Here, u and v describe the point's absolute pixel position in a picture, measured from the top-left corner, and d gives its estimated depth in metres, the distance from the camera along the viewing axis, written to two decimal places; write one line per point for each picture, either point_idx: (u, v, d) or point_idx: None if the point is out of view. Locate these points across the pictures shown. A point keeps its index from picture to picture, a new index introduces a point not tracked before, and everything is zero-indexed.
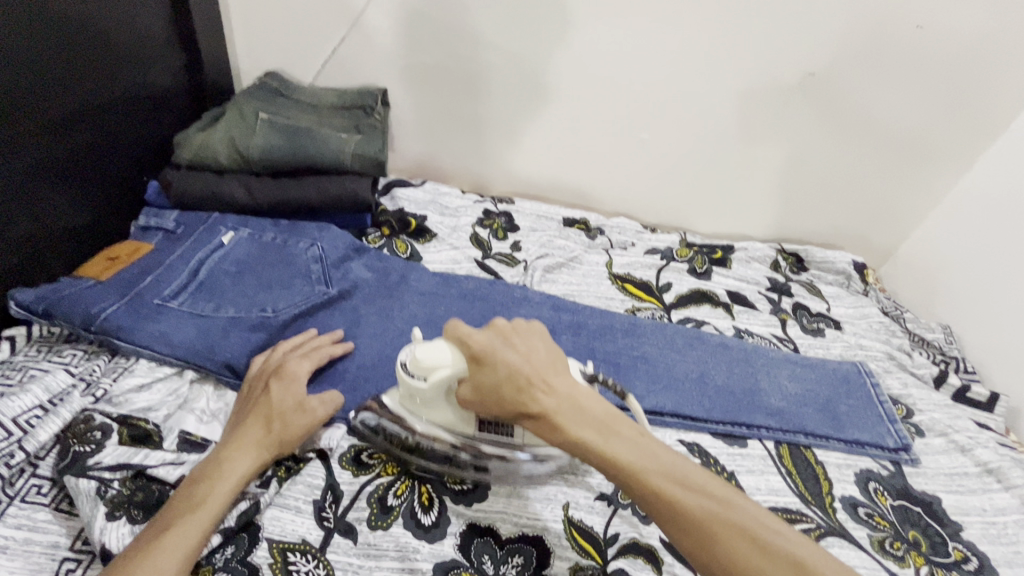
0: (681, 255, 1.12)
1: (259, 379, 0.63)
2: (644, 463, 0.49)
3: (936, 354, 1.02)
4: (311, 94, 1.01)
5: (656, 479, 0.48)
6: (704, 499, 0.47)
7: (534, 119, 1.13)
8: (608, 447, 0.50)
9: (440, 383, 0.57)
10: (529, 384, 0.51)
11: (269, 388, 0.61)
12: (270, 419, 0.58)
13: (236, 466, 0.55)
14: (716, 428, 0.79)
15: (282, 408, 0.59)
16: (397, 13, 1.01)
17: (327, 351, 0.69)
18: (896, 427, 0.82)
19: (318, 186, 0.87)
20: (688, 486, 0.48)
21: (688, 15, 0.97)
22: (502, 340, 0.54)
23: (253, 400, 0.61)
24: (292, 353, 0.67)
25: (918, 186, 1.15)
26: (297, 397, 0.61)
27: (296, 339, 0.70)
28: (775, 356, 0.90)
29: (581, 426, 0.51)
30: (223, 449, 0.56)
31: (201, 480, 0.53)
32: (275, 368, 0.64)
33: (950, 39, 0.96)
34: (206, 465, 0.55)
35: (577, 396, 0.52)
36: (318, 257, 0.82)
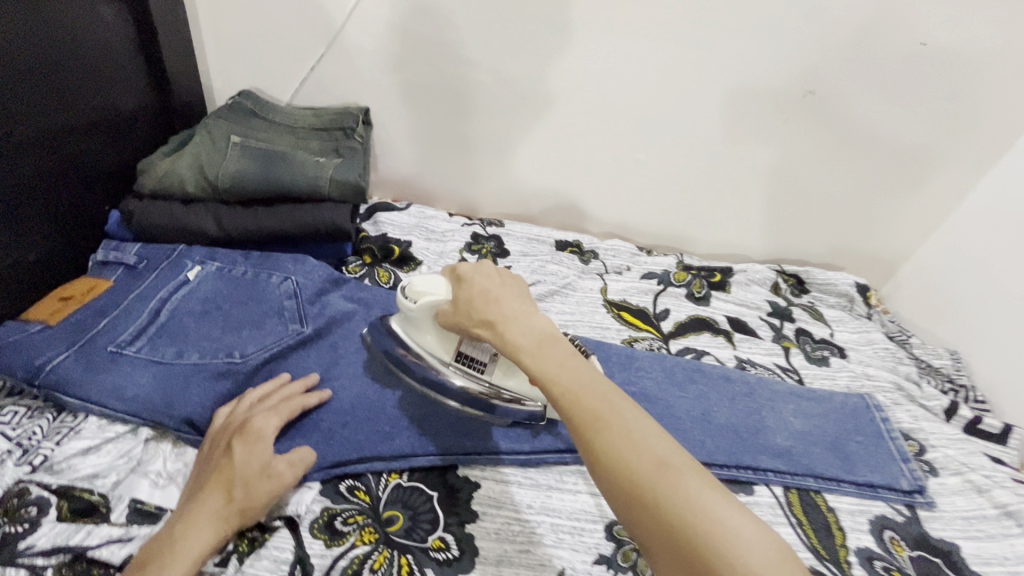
0: (678, 279, 1.07)
1: (221, 436, 0.58)
2: (574, 377, 0.46)
3: (945, 382, 0.97)
4: (287, 114, 0.96)
5: (574, 390, 0.45)
6: (622, 419, 0.42)
7: (523, 138, 1.09)
8: (544, 357, 0.48)
9: (427, 307, 0.63)
10: (495, 300, 0.55)
11: (230, 449, 0.56)
12: (231, 486, 0.53)
13: (190, 540, 0.49)
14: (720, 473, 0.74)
15: (245, 472, 0.54)
16: (378, 28, 0.96)
17: (299, 402, 0.63)
18: (909, 467, 0.77)
19: (293, 215, 0.82)
20: (607, 401, 0.43)
21: (683, 31, 0.93)
22: (481, 268, 0.59)
23: (212, 462, 0.55)
24: (259, 406, 0.61)
25: (921, 205, 1.12)
26: (262, 459, 0.55)
27: (264, 387, 0.64)
28: (779, 390, 0.86)
29: (517, 333, 0.50)
30: (175, 524, 0.50)
31: (148, 562, 0.48)
32: (239, 423, 0.58)
33: (954, 55, 0.93)
34: (156, 543, 0.49)
35: (534, 315, 0.52)
36: (293, 292, 0.76)
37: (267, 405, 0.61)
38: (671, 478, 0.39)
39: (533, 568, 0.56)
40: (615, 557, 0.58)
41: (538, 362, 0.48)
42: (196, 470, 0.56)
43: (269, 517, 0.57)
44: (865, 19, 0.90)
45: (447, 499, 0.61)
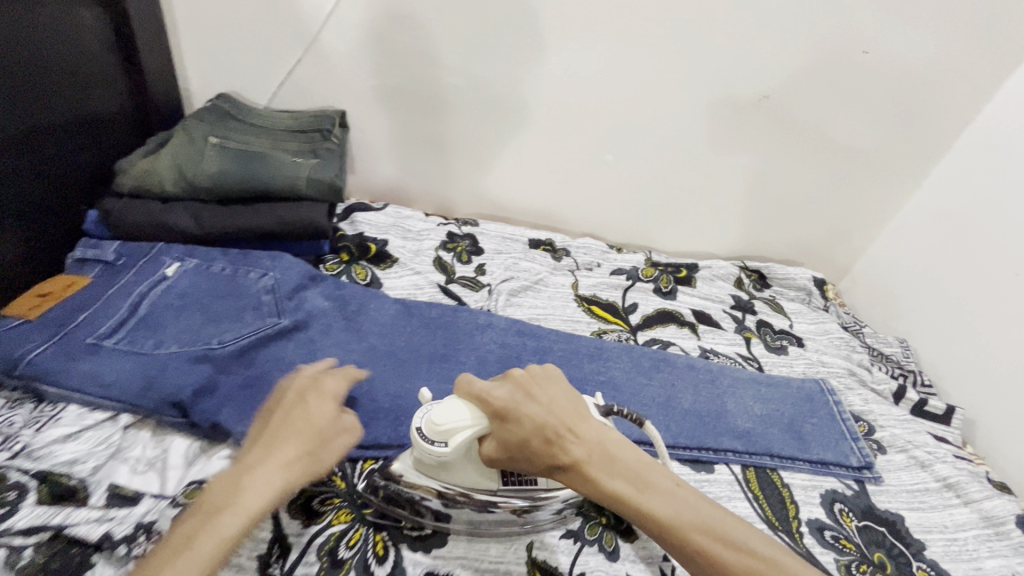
0: (646, 275, 1.12)
1: (284, 399, 0.58)
2: (687, 520, 0.48)
3: (895, 368, 1.04)
4: (265, 117, 0.98)
5: (689, 527, 0.48)
6: (742, 542, 0.47)
7: (497, 141, 1.13)
8: (647, 503, 0.49)
9: (461, 446, 0.56)
10: (557, 435, 0.52)
11: (297, 409, 0.56)
12: (303, 442, 0.54)
13: (261, 487, 0.49)
14: (683, 454, 0.78)
15: (316, 431, 0.55)
16: (354, 34, 0.99)
17: (349, 373, 0.65)
18: (858, 445, 0.83)
19: (270, 212, 0.84)
20: (720, 536, 0.48)
21: (646, 39, 0.98)
22: (523, 398, 0.54)
23: (277, 421, 0.55)
24: (317, 374, 0.62)
25: (872, 203, 1.19)
26: (330, 416, 0.57)
27: (316, 365, 0.65)
28: (740, 377, 0.91)
29: (611, 476, 0.50)
30: (245, 472, 0.50)
31: (216, 507, 0.47)
32: (303, 389, 0.59)
33: (896, 64, 1.00)
34: (220, 490, 0.48)
35: (605, 443, 0.52)
36: (271, 288, 0.79)
37: (322, 374, 0.62)
38: None
39: (504, 542, 0.60)
40: (582, 531, 0.62)
41: (646, 507, 0.49)
42: (253, 431, 0.56)
43: None
44: (813, 27, 0.96)
45: None
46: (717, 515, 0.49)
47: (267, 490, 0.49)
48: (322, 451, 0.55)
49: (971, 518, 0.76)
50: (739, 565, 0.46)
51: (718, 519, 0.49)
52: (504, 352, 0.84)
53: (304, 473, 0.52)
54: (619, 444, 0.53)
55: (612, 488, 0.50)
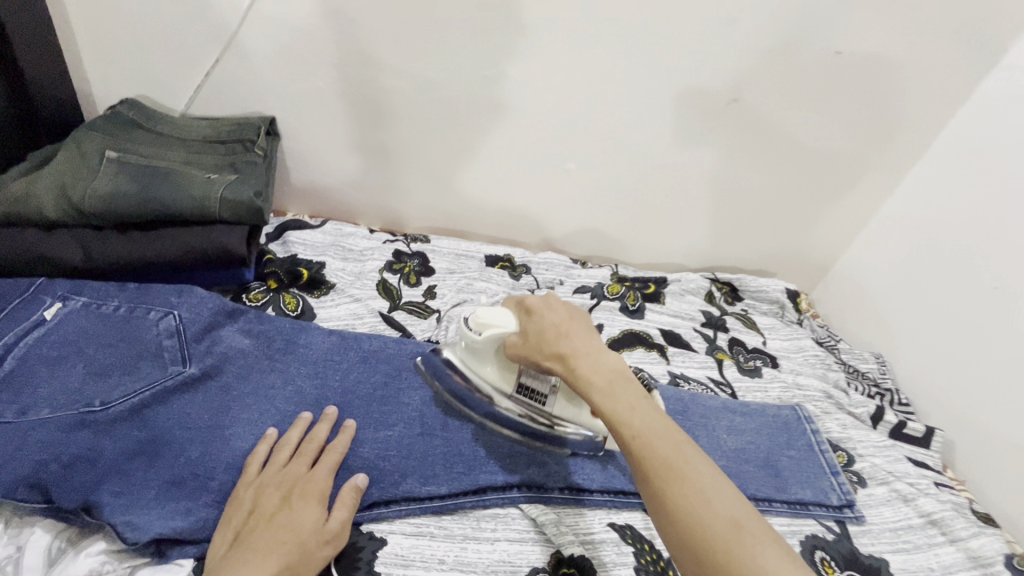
0: (612, 292, 1.04)
1: (267, 493, 0.56)
2: (640, 420, 0.48)
3: (872, 386, 0.98)
4: (177, 124, 0.86)
5: (639, 426, 0.48)
6: (684, 457, 0.45)
7: (449, 148, 1.03)
8: (610, 399, 0.50)
9: (491, 339, 0.62)
10: (559, 332, 0.56)
11: (281, 512, 0.55)
12: (284, 555, 0.52)
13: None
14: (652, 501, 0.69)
15: (299, 542, 0.53)
16: (280, 31, 0.88)
17: (336, 453, 0.62)
18: (839, 481, 0.77)
19: (177, 239, 0.73)
20: (664, 442, 0.46)
21: (607, 38, 0.89)
22: (550, 304, 0.59)
23: (260, 523, 0.54)
24: (303, 464, 0.60)
25: (846, 209, 1.14)
26: (315, 520, 0.55)
27: (290, 437, 0.62)
28: (713, 407, 0.84)
29: (590, 368, 0.52)
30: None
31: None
32: (289, 486, 0.57)
33: (871, 65, 0.94)
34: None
35: (600, 351, 0.54)
36: (174, 330, 0.67)
37: (309, 457, 0.61)
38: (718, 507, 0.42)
39: None
40: None
41: (602, 399, 0.50)
42: (232, 527, 0.54)
43: None
44: (786, 25, 0.89)
45: (347, 562, 0.57)
46: (676, 434, 0.47)
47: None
48: (305, 563, 0.52)
49: (958, 559, 0.71)
50: (669, 462, 0.45)
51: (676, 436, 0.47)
52: None
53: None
54: (614, 358, 0.55)
55: (584, 378, 0.52)
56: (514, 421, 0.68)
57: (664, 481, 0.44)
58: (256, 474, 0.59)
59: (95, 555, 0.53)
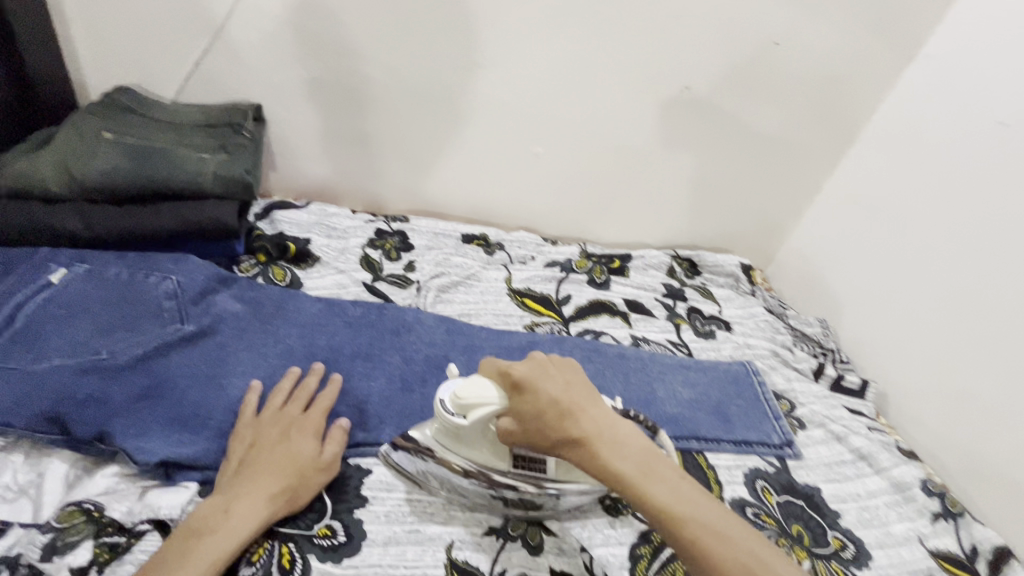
0: (579, 266, 1.12)
1: (266, 429, 0.63)
2: (683, 507, 0.52)
3: (816, 347, 1.08)
4: (171, 111, 0.92)
5: (682, 512, 0.52)
6: (728, 535, 0.51)
7: (425, 135, 1.10)
8: (648, 489, 0.53)
9: (479, 419, 0.59)
10: (574, 417, 0.56)
11: (280, 444, 0.62)
12: (284, 478, 0.60)
13: (245, 517, 0.56)
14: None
15: (297, 469, 0.61)
16: (265, 23, 0.94)
17: (327, 395, 0.69)
18: (780, 424, 0.86)
19: (173, 212, 0.78)
20: (708, 522, 0.51)
21: (568, 30, 0.98)
22: (546, 380, 0.58)
23: (261, 452, 0.61)
24: (297, 409, 0.66)
25: (792, 190, 1.24)
26: (310, 453, 0.63)
27: (284, 385, 0.68)
28: (669, 363, 0.93)
29: (613, 456, 0.55)
30: (232, 501, 0.57)
31: (204, 532, 0.55)
32: (287, 424, 0.64)
33: (806, 56, 1.04)
34: (210, 515, 0.56)
35: (617, 433, 0.57)
36: (173, 293, 0.73)
37: (301, 403, 0.67)
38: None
39: (421, 545, 0.61)
40: (505, 527, 0.64)
41: (643, 491, 0.53)
42: (236, 453, 0.62)
43: (132, 521, 0.57)
44: (728, 19, 0.98)
45: (335, 490, 0.64)
46: (715, 510, 0.53)
47: (250, 522, 0.56)
48: (303, 487, 0.61)
49: (881, 486, 0.80)
50: (721, 547, 0.50)
51: (713, 512, 0.53)
52: (431, 349, 0.81)
53: (285, 507, 0.59)
54: (627, 434, 0.58)
55: (612, 467, 0.54)
56: (516, 497, 0.63)
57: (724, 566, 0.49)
58: (254, 417, 0.65)
59: (110, 476, 0.60)
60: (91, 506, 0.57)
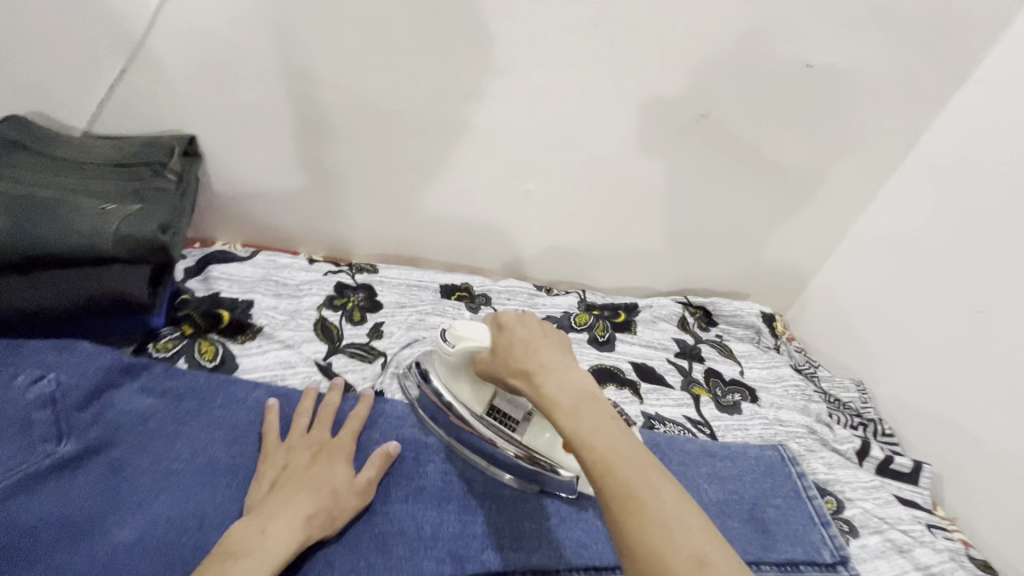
0: (579, 322, 0.96)
1: (298, 452, 0.60)
2: (605, 440, 0.42)
3: (854, 417, 0.92)
4: (75, 147, 0.74)
5: (601, 441, 0.42)
6: (649, 483, 0.40)
7: (397, 169, 0.93)
8: (578, 419, 0.44)
9: (465, 352, 0.61)
10: (535, 352, 0.51)
11: (313, 465, 0.58)
12: (319, 497, 0.55)
13: (283, 537, 0.50)
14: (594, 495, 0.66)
15: (333, 490, 0.56)
16: (195, 41, 0.77)
17: (355, 419, 0.65)
18: (830, 534, 0.70)
19: (57, 286, 0.60)
20: (629, 462, 0.41)
21: (565, 47, 0.81)
22: (518, 325, 0.55)
23: (295, 472, 0.57)
24: (326, 432, 0.63)
25: (819, 229, 1.10)
26: (345, 477, 0.58)
27: (306, 405, 0.65)
28: (691, 451, 0.76)
29: (551, 383, 0.48)
30: (268, 519, 0.51)
31: (241, 553, 0.47)
32: (318, 447, 0.61)
33: (841, 79, 0.89)
34: (245, 534, 0.49)
35: (571, 370, 0.49)
36: (49, 398, 0.53)
37: (328, 425, 0.64)
38: (682, 535, 0.37)
39: None
40: None
41: (570, 418, 0.45)
42: (267, 478, 0.57)
43: None
44: (753, 38, 0.83)
45: None
46: (639, 450, 0.42)
47: (288, 542, 0.50)
48: (338, 510, 0.56)
49: None
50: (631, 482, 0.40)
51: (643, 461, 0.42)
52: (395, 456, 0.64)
53: (320, 528, 0.53)
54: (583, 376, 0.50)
55: (546, 391, 0.47)
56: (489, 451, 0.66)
57: (628, 502, 0.39)
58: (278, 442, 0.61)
59: None
60: None
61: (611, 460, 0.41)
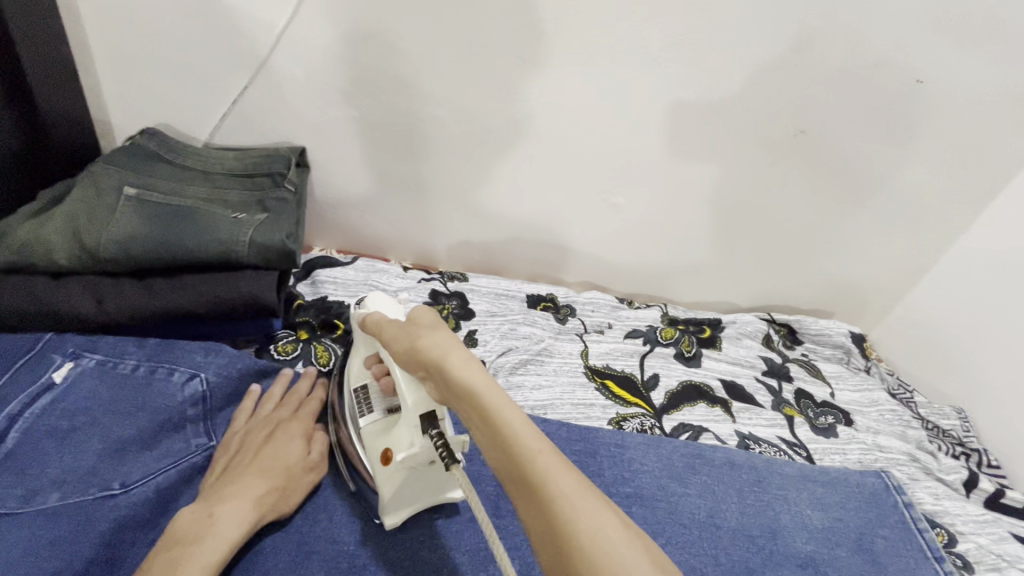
0: (665, 336, 0.96)
1: (253, 433, 0.58)
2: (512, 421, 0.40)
3: (957, 446, 0.89)
4: (202, 159, 0.78)
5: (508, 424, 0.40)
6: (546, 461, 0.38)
7: (488, 180, 0.95)
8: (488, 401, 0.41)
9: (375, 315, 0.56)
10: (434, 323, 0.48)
11: (267, 446, 0.57)
12: (273, 480, 0.54)
13: (235, 517, 0.49)
14: (691, 509, 0.68)
15: (287, 471, 0.56)
16: (312, 58, 0.81)
17: (312, 402, 0.64)
18: (946, 569, 0.67)
19: (202, 289, 0.65)
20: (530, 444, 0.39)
21: (667, 61, 0.81)
22: (427, 318, 0.49)
23: (247, 453, 0.56)
24: (278, 409, 0.62)
25: (914, 250, 1.06)
26: (299, 456, 0.58)
27: (274, 389, 0.63)
28: (791, 475, 0.75)
29: (475, 374, 0.42)
30: (217, 503, 0.50)
31: (190, 539, 0.47)
32: (274, 427, 0.59)
33: (950, 95, 0.86)
34: (192, 522, 0.48)
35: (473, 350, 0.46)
36: (200, 397, 0.59)
37: (291, 408, 0.62)
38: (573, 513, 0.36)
39: None
40: None
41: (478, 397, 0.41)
42: (217, 464, 0.56)
43: None
44: (861, 54, 0.81)
45: None
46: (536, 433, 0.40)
47: (239, 525, 0.49)
48: (291, 490, 0.56)
49: None
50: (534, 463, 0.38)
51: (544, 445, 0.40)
52: None
53: (273, 510, 0.53)
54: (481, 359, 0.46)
55: (473, 394, 0.41)
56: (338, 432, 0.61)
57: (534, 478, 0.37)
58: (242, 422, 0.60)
59: None
60: None
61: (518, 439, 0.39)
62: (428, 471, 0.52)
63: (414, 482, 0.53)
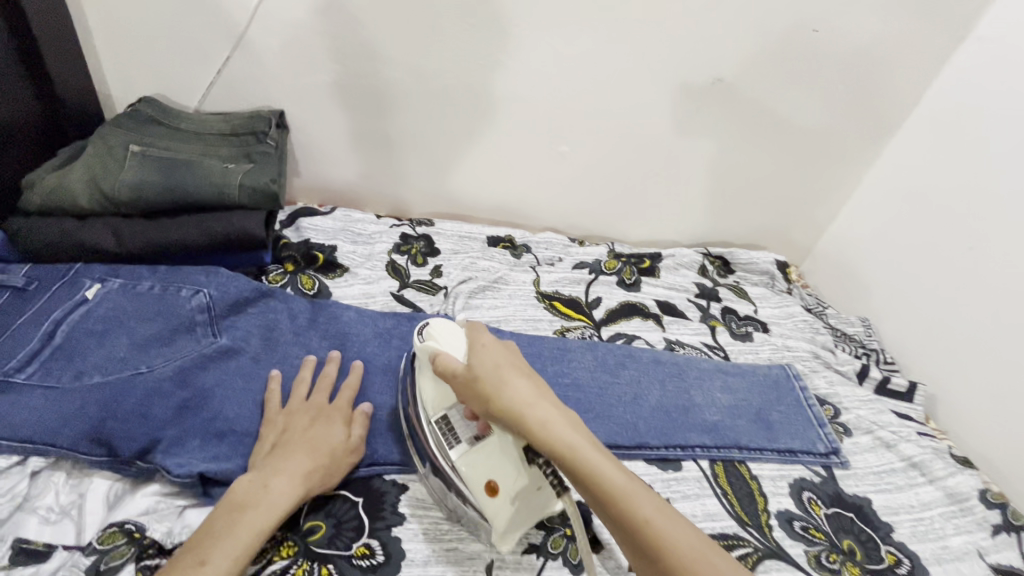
0: (609, 267, 1.10)
1: (296, 417, 0.65)
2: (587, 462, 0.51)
3: (858, 347, 1.04)
4: (194, 120, 0.90)
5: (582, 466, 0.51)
6: (624, 494, 0.49)
7: (447, 136, 1.08)
8: (568, 449, 0.52)
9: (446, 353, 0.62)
10: (501, 380, 0.56)
11: (311, 429, 0.64)
12: (317, 456, 0.61)
13: (284, 491, 0.57)
14: (619, 393, 0.82)
15: (329, 451, 0.63)
16: (284, 28, 0.92)
17: (348, 393, 0.69)
18: (825, 431, 0.82)
19: (200, 225, 0.78)
20: (608, 484, 0.50)
21: (595, 20, 0.94)
22: (496, 375, 0.56)
23: (294, 434, 0.63)
24: (319, 400, 0.67)
25: (829, 185, 1.19)
26: (340, 438, 0.64)
27: (305, 375, 0.69)
28: (707, 367, 0.89)
29: (556, 437, 0.52)
30: (272, 475, 0.59)
31: (247, 506, 0.56)
32: (316, 413, 0.65)
33: (845, 40, 0.99)
34: (250, 489, 0.57)
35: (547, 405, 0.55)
36: (205, 306, 0.72)
37: (327, 392, 0.68)
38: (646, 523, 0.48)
39: (461, 563, 0.61)
40: (544, 543, 0.64)
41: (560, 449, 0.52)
42: (268, 439, 0.63)
43: (171, 542, 0.56)
44: (761, 8, 0.94)
45: (371, 506, 0.64)
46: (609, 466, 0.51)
47: (287, 496, 0.57)
48: (333, 467, 0.63)
49: (935, 496, 0.76)
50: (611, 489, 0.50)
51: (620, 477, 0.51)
52: None
53: (317, 483, 0.61)
54: (549, 406, 0.55)
55: (557, 450, 0.52)
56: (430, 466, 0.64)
57: (615, 502, 0.49)
58: (280, 407, 0.66)
59: (150, 496, 0.60)
60: (132, 527, 0.56)
61: (598, 477, 0.50)
62: (534, 496, 0.57)
63: (524, 511, 0.57)
